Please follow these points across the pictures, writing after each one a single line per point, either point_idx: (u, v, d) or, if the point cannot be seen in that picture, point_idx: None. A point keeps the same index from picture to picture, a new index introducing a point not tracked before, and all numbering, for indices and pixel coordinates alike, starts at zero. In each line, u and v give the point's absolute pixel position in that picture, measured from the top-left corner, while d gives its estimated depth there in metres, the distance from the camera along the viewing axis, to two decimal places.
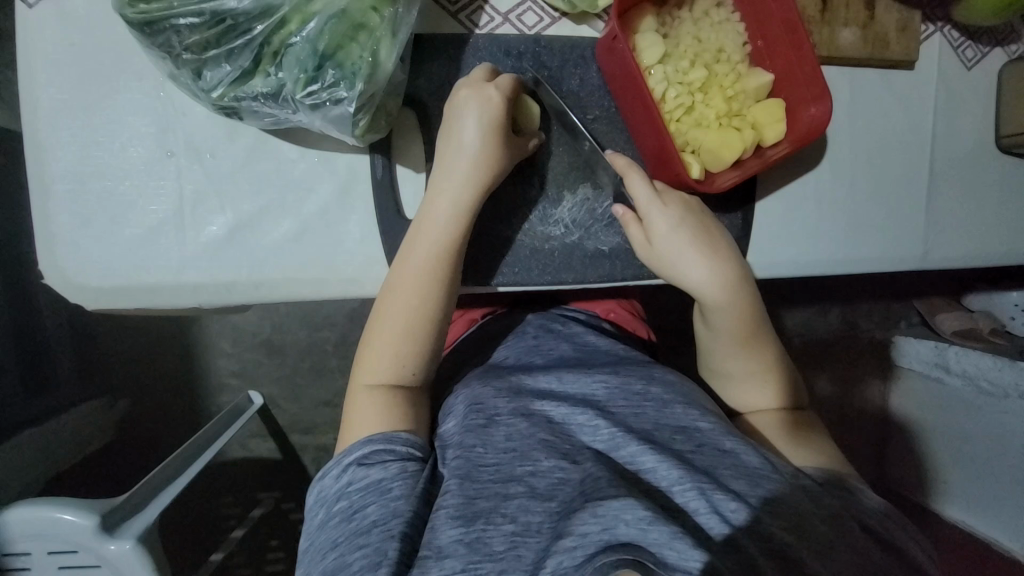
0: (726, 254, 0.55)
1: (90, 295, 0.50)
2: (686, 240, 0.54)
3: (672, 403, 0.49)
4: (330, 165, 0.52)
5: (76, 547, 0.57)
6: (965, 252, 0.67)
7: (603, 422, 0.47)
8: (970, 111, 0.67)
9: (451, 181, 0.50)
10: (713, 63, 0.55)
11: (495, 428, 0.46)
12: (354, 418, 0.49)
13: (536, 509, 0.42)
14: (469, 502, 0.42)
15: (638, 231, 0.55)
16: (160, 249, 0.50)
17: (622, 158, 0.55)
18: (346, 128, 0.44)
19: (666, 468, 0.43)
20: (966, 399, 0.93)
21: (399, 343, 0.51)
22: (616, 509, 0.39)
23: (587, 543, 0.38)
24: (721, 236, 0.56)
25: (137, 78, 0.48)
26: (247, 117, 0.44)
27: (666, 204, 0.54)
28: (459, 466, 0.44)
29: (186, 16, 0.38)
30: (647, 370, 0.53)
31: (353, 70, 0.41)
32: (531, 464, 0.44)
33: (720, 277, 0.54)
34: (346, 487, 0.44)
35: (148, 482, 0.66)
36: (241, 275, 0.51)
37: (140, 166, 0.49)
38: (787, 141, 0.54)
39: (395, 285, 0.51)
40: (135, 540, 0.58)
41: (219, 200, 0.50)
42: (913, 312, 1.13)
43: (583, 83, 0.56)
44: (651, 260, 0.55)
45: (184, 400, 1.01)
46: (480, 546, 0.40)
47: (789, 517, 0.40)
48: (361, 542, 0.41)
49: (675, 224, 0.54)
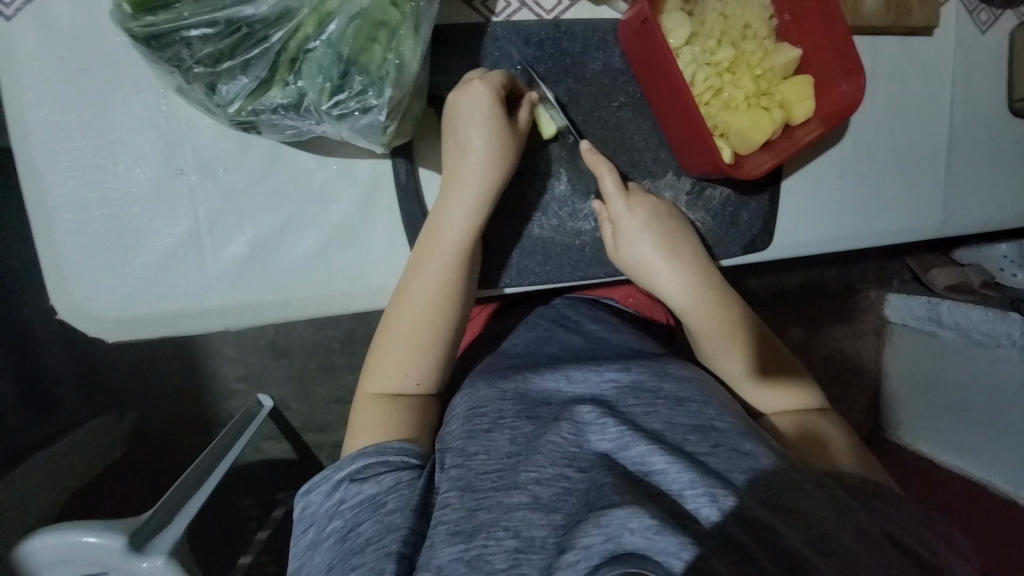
0: (691, 253, 0.56)
1: (110, 327, 0.47)
2: (655, 242, 0.53)
3: (687, 401, 0.49)
4: (351, 173, 0.49)
5: (107, 569, 0.54)
6: (975, 219, 0.67)
7: (611, 420, 0.46)
8: (983, 76, 0.66)
9: (458, 186, 0.48)
10: (740, 40, 0.53)
11: (499, 432, 0.46)
12: (357, 427, 0.50)
13: (540, 522, 0.40)
14: (469, 515, 0.41)
15: (610, 230, 0.53)
16: (179, 275, 0.47)
17: (596, 154, 0.52)
18: (375, 136, 0.41)
19: (677, 471, 0.41)
20: (955, 349, 0.95)
21: (408, 352, 0.50)
22: (621, 517, 0.37)
23: (591, 554, 0.36)
24: (688, 238, 0.56)
25: (136, 91, 0.45)
26: (266, 130, 0.41)
27: (636, 205, 0.53)
28: (459, 476, 0.43)
29: (199, 27, 0.34)
30: (659, 365, 0.53)
31: (380, 74, 0.38)
32: (535, 470, 0.43)
33: (689, 281, 0.55)
34: (339, 505, 0.44)
35: (171, 498, 0.63)
36: (267, 295, 0.49)
37: (148, 189, 0.46)
38: (817, 120, 0.53)
39: (403, 298, 0.50)
40: (167, 555, 0.54)
41: (238, 218, 0.47)
42: (905, 269, 1.15)
43: (605, 68, 0.54)
44: (622, 262, 0.55)
45: (193, 411, 0.98)
46: (480, 564, 0.38)
47: (815, 535, 0.39)
48: (355, 562, 0.40)
49: (645, 225, 0.53)
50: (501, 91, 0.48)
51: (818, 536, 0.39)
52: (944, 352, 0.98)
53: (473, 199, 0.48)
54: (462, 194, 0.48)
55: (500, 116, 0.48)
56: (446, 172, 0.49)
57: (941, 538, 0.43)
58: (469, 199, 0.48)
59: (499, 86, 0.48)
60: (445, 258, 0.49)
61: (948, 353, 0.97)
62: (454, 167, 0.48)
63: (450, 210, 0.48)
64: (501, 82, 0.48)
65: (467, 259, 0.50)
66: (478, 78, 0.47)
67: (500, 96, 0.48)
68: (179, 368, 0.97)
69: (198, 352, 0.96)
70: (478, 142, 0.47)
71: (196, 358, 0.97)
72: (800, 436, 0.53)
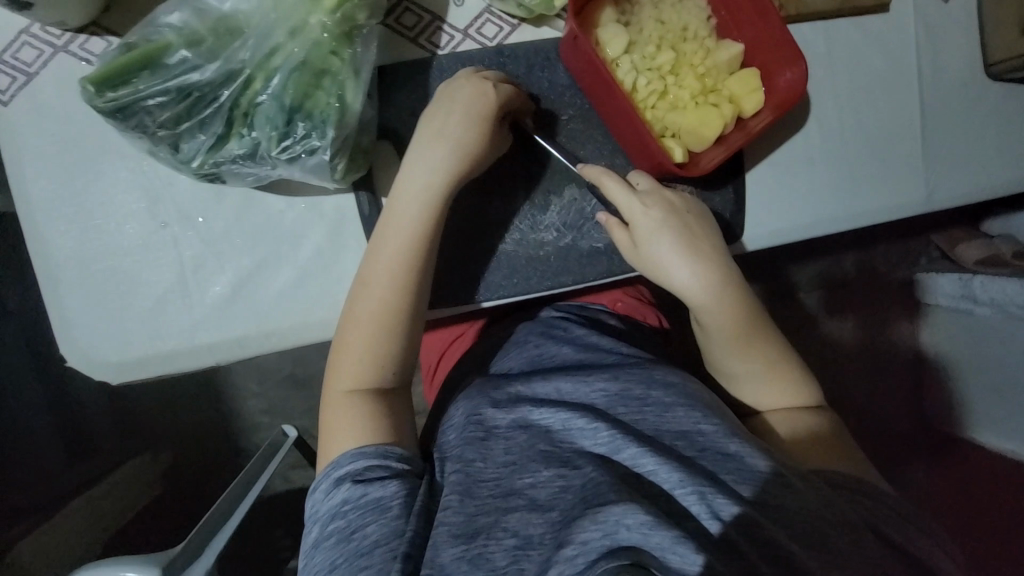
0: (713, 253, 0.54)
1: (111, 370, 0.51)
2: (671, 241, 0.53)
3: (674, 407, 0.48)
4: (317, 210, 0.53)
5: None
6: (967, 187, 0.65)
7: (602, 424, 0.47)
8: (953, 42, 0.64)
9: (403, 217, 0.49)
10: (680, 43, 0.55)
11: (494, 442, 0.47)
12: (334, 429, 0.48)
13: (537, 521, 0.42)
14: (469, 519, 0.43)
15: (623, 235, 0.54)
16: (170, 318, 0.51)
17: (597, 168, 0.54)
18: (326, 174, 0.44)
19: (666, 471, 0.42)
20: (992, 326, 0.88)
21: (376, 352, 0.50)
22: (618, 513, 0.39)
23: (588, 549, 0.37)
24: (709, 238, 0.54)
25: (121, 157, 0.50)
26: (230, 180, 0.45)
27: (649, 206, 0.53)
28: (458, 482, 0.45)
29: (155, 96, 0.39)
30: (647, 372, 0.52)
31: (323, 117, 0.41)
32: (531, 477, 0.44)
33: (709, 279, 0.53)
34: (342, 506, 0.44)
35: (198, 531, 0.66)
36: (250, 329, 0.52)
37: (138, 243, 0.51)
38: (768, 109, 0.53)
39: (358, 313, 0.50)
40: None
41: (218, 261, 0.52)
42: (931, 248, 1.10)
43: (552, 85, 0.56)
44: (639, 262, 0.54)
45: (224, 446, 0.99)
46: (482, 562, 0.40)
47: (796, 523, 0.40)
48: (363, 563, 0.41)
49: (660, 225, 0.53)
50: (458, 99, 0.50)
51: (810, 533, 0.40)
52: (980, 328, 0.92)
53: (419, 220, 0.50)
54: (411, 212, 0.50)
55: (455, 125, 0.50)
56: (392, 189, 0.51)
57: (927, 537, 0.43)
58: (406, 230, 0.49)
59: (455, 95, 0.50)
60: (391, 285, 0.49)
61: (986, 330, 0.90)
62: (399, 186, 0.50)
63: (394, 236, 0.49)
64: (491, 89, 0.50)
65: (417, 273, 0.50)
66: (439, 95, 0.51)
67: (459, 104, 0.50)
68: (209, 402, 0.99)
69: (224, 386, 0.99)
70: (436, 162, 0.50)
71: (223, 392, 0.99)
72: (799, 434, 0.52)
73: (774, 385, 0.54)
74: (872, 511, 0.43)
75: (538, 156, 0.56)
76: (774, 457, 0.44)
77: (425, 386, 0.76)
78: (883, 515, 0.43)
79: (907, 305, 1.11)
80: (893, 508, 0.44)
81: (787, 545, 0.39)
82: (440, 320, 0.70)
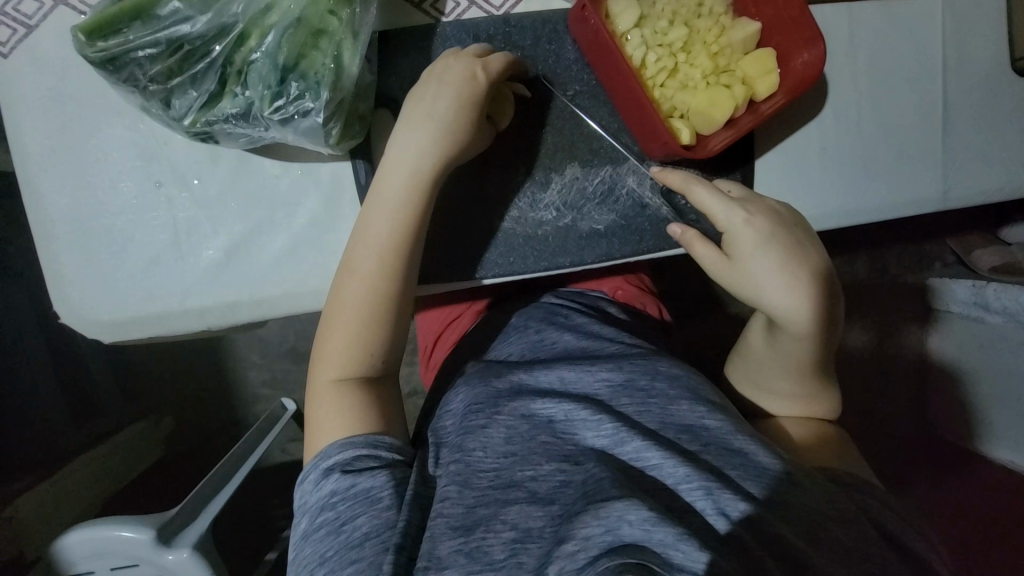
0: (818, 274, 0.50)
1: (103, 328, 0.51)
2: (774, 258, 0.50)
3: (679, 400, 0.48)
4: (313, 177, 0.52)
5: (136, 561, 0.59)
6: (987, 188, 0.62)
7: (606, 416, 0.46)
8: (981, 34, 0.61)
9: (388, 203, 0.48)
10: (694, 19, 0.52)
11: (495, 429, 0.47)
12: (322, 416, 0.48)
13: (537, 514, 0.41)
14: (469, 511, 0.42)
15: (710, 248, 0.53)
16: (163, 280, 0.51)
17: (677, 175, 0.53)
18: (320, 138, 0.44)
19: (672, 465, 0.42)
20: (1004, 335, 0.84)
21: (356, 337, 0.49)
22: (620, 509, 0.38)
23: (590, 545, 0.36)
24: (816, 257, 0.51)
25: (118, 114, 0.49)
26: (223, 139, 0.44)
27: (752, 217, 0.51)
28: (458, 471, 0.44)
29: (145, 48, 0.38)
30: (652, 364, 0.51)
31: (317, 79, 0.40)
32: (531, 469, 0.44)
33: (810, 303, 0.49)
34: (331, 497, 0.44)
35: (194, 496, 0.67)
36: (243, 295, 0.52)
37: (133, 201, 0.50)
38: (781, 92, 0.51)
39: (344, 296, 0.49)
40: (191, 548, 0.59)
41: (211, 225, 0.51)
42: (947, 252, 1.07)
43: (559, 59, 0.54)
44: (726, 276, 0.52)
45: (223, 414, 1.01)
46: (481, 555, 0.40)
47: (796, 518, 0.39)
48: (354, 556, 0.41)
49: (761, 240, 0.50)
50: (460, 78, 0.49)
51: (814, 533, 0.39)
52: (985, 339, 0.88)
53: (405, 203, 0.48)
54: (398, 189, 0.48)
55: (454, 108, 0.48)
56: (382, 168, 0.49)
57: (918, 530, 0.43)
58: (390, 215, 0.48)
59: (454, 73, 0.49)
60: (380, 268, 0.48)
61: (994, 338, 0.86)
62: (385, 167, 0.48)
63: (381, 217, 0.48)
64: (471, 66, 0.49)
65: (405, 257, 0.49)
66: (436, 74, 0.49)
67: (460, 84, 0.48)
68: (209, 371, 1.00)
69: (223, 356, 1.00)
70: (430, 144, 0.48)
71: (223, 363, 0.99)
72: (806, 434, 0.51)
73: (794, 395, 0.53)
74: (864, 505, 0.43)
75: (544, 136, 0.55)
76: (782, 458, 0.43)
77: (420, 366, 0.75)
78: (875, 508, 0.43)
79: (921, 308, 1.07)
80: (883, 500, 0.44)
81: (795, 547, 0.37)
82: (441, 297, 0.70)
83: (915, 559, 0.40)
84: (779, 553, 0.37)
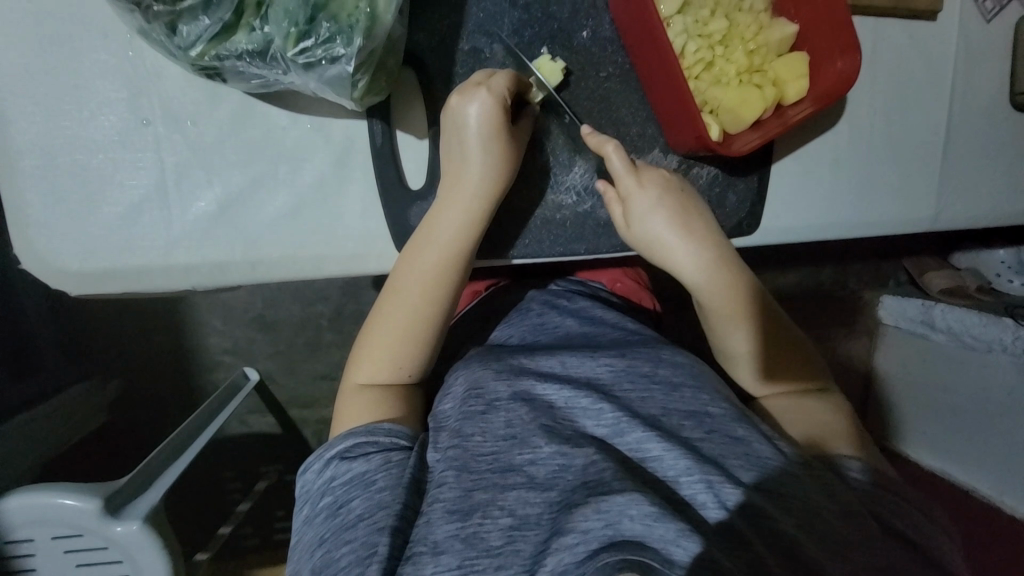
0: (708, 234, 0.52)
1: (70, 281, 0.46)
2: (667, 224, 0.51)
3: (681, 387, 0.45)
4: (325, 133, 0.48)
5: (80, 532, 0.52)
6: (976, 214, 0.65)
7: (607, 405, 0.43)
8: (985, 67, 0.64)
9: (447, 220, 0.47)
10: (735, 12, 0.52)
11: (494, 415, 0.43)
12: (344, 417, 0.46)
13: (535, 500, 0.38)
14: (466, 494, 0.38)
15: (619, 210, 0.52)
16: (143, 229, 0.46)
17: (592, 133, 0.50)
18: (345, 89, 0.40)
19: (673, 457, 0.39)
20: (951, 356, 0.91)
21: (395, 348, 0.48)
22: (620, 503, 0.35)
23: (590, 539, 0.34)
24: (704, 217, 0.53)
25: (102, 36, 0.43)
26: (231, 77, 0.40)
27: (646, 183, 0.51)
28: (455, 456, 0.40)
29: None
30: (654, 352, 0.49)
31: (350, 23, 0.36)
32: (530, 452, 0.40)
33: (707, 261, 0.52)
34: (330, 482, 0.41)
35: (148, 465, 0.60)
36: (235, 255, 0.47)
37: (113, 137, 0.45)
38: (809, 99, 0.51)
39: (388, 308, 0.48)
40: (142, 521, 0.53)
41: (206, 172, 0.46)
42: (901, 270, 1.08)
43: (594, 36, 0.52)
44: (633, 241, 0.53)
45: (180, 379, 0.93)
46: (476, 541, 0.36)
47: (799, 512, 0.37)
48: (348, 537, 0.38)
49: (657, 205, 0.51)
50: (506, 100, 0.47)
51: (815, 523, 0.37)
52: (934, 355, 0.95)
53: (469, 213, 0.47)
54: (461, 200, 0.47)
55: (500, 113, 0.46)
56: (446, 176, 0.48)
57: (928, 519, 0.41)
58: (454, 222, 0.47)
59: (480, 83, 0.47)
60: (430, 278, 0.48)
61: (942, 358, 0.93)
62: (451, 177, 0.48)
63: (445, 221, 0.47)
64: (505, 91, 0.46)
65: (456, 267, 0.48)
66: (482, 86, 0.46)
67: (504, 95, 0.46)
68: (168, 334, 0.92)
69: (185, 320, 0.92)
70: (480, 154, 0.47)
71: (184, 327, 0.92)
72: (805, 428, 0.48)
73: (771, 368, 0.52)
74: (868, 497, 0.41)
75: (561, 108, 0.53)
76: (782, 448, 0.42)
77: None
78: (882, 500, 0.41)
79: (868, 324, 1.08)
80: (892, 490, 0.42)
81: (800, 546, 0.35)
82: None
83: (924, 553, 0.38)
84: (780, 551, 0.35)
